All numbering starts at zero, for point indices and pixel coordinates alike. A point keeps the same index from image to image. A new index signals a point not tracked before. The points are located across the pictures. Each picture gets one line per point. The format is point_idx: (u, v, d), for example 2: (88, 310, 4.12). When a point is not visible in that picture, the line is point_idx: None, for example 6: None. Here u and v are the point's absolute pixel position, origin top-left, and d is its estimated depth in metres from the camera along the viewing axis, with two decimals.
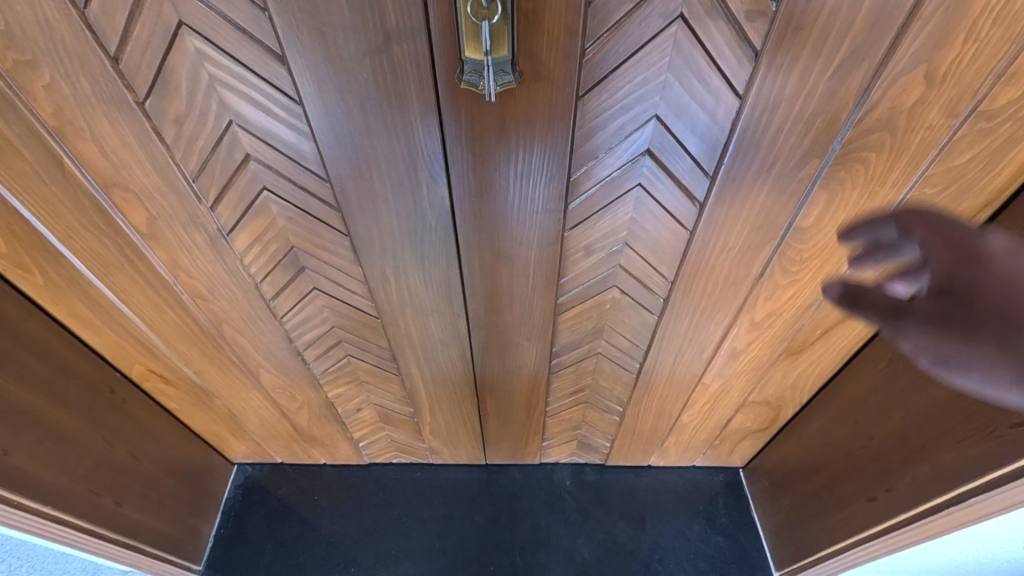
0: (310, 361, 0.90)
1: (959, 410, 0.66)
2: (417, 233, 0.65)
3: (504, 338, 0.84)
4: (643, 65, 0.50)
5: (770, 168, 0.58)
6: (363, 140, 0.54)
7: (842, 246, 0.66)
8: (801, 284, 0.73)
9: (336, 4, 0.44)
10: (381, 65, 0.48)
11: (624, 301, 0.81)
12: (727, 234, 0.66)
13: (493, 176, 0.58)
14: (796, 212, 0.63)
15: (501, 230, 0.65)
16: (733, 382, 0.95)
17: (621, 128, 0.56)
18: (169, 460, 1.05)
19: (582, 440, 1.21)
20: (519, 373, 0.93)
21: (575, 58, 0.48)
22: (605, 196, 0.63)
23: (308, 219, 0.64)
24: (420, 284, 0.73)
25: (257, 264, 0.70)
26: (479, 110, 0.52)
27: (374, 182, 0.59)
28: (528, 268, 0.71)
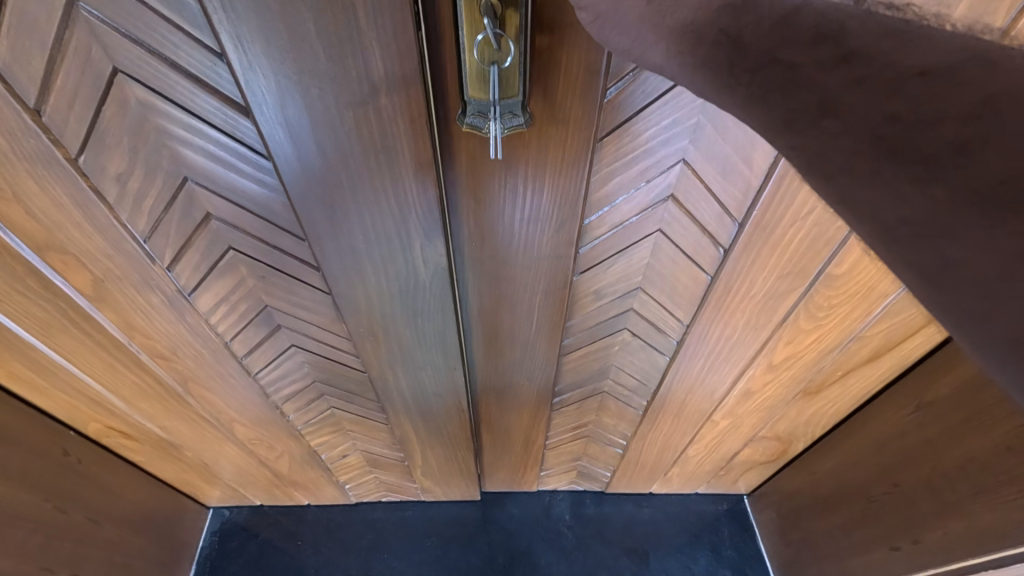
0: (289, 414, 0.82)
1: (1000, 470, 0.62)
2: (409, 291, 0.57)
3: (503, 380, 0.77)
4: (672, 105, 0.44)
5: (807, 215, 0.53)
6: (346, 198, 0.46)
7: (874, 293, 0.61)
8: (826, 330, 0.67)
9: (312, 50, 0.36)
10: (367, 119, 0.40)
11: (633, 343, 0.75)
12: (751, 277, 0.60)
13: (497, 224, 0.51)
14: (830, 258, 0.57)
15: (503, 276, 0.58)
16: (743, 421, 0.89)
17: (642, 170, 0.50)
18: (134, 517, 0.96)
19: (582, 470, 1.15)
20: (517, 414, 0.87)
21: (596, 103, 0.42)
22: (621, 240, 0.57)
23: (282, 279, 0.56)
24: (412, 339, 0.65)
25: (225, 323, 0.62)
26: (483, 155, 0.45)
27: (358, 241, 0.51)
28: (532, 314, 0.64)
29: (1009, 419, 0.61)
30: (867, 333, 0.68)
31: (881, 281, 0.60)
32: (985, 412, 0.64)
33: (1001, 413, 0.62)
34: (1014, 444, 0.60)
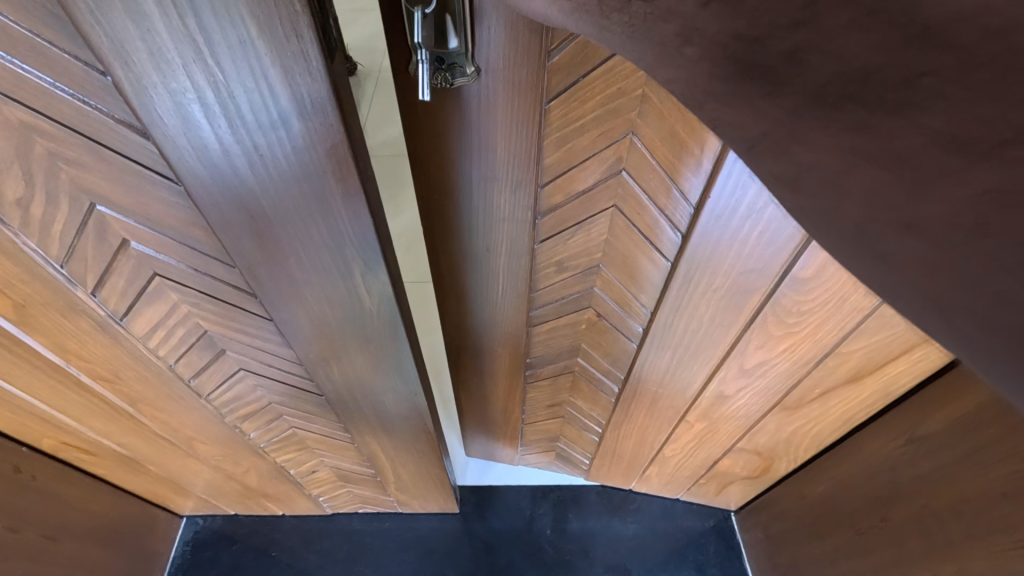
0: (249, 433, 0.78)
1: (993, 516, 0.57)
2: (355, 319, 0.53)
3: (477, 346, 0.83)
4: (617, 72, 0.49)
5: (762, 209, 0.54)
6: (274, 228, 0.42)
7: (845, 304, 0.61)
8: (796, 342, 0.67)
9: (206, 70, 0.31)
10: (284, 144, 0.36)
11: (599, 324, 0.77)
12: (715, 266, 0.61)
13: (464, 176, 0.59)
14: (795, 258, 0.57)
15: (472, 231, 0.65)
16: (718, 428, 0.87)
17: (593, 140, 0.55)
18: (97, 531, 0.93)
19: (561, 452, 1.14)
20: (487, 376, 0.90)
21: (537, 62, 0.48)
22: (580, 212, 0.62)
23: (218, 305, 0.51)
24: (367, 365, 0.61)
25: (165, 348, 0.58)
26: (448, 109, 0.53)
27: (294, 271, 0.47)
28: (499, 277, 0.70)
29: (1003, 463, 0.57)
30: (845, 351, 0.67)
31: (854, 291, 0.60)
32: (978, 452, 0.60)
33: (997, 457, 0.57)
34: (1010, 491, 0.56)
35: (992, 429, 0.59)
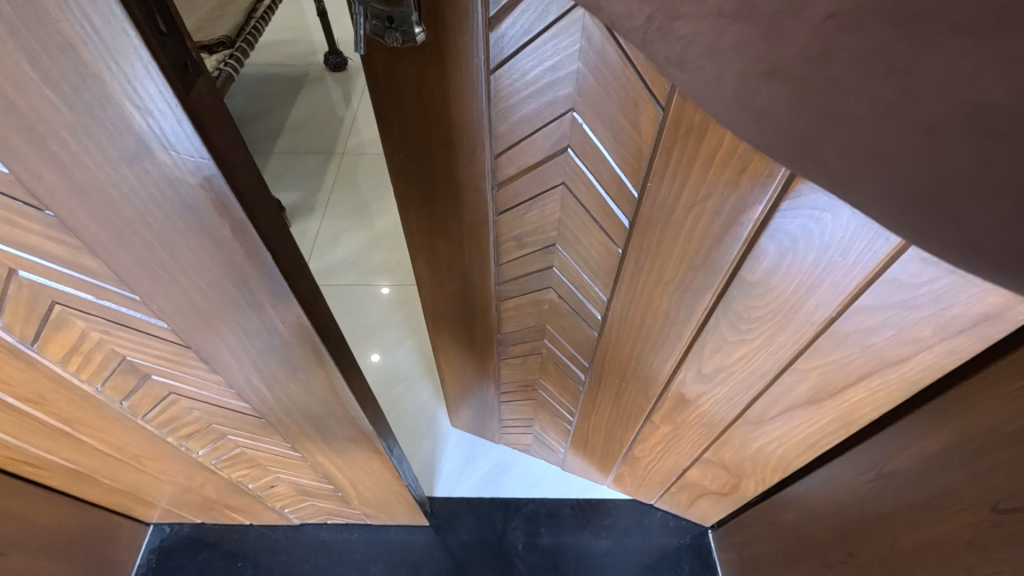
0: (196, 452, 0.76)
1: (958, 566, 0.54)
2: (277, 351, 0.51)
3: (452, 307, 0.98)
4: (552, 46, 0.57)
5: (703, 201, 0.58)
6: (168, 263, 0.39)
7: (796, 316, 0.64)
8: (751, 349, 0.71)
9: (44, 99, 0.28)
10: (150, 176, 0.32)
11: (561, 306, 0.88)
12: (666, 258, 0.67)
13: (429, 140, 0.72)
14: (741, 256, 0.61)
15: (440, 193, 0.78)
16: (683, 434, 0.94)
17: (538, 113, 0.65)
18: (53, 543, 0.91)
19: (538, 436, 1.22)
20: (469, 345, 1.05)
21: (479, 31, 0.58)
22: (530, 182, 0.72)
23: (131, 332, 0.49)
24: (301, 391, 0.59)
25: (85, 373, 0.55)
26: (409, 75, 0.65)
27: (201, 303, 0.44)
28: (464, 239, 0.84)
29: (972, 509, 0.53)
30: (806, 368, 0.70)
31: (803, 303, 0.63)
32: (944, 496, 0.56)
33: (966, 502, 0.53)
34: (975, 540, 0.52)
35: (960, 472, 0.54)
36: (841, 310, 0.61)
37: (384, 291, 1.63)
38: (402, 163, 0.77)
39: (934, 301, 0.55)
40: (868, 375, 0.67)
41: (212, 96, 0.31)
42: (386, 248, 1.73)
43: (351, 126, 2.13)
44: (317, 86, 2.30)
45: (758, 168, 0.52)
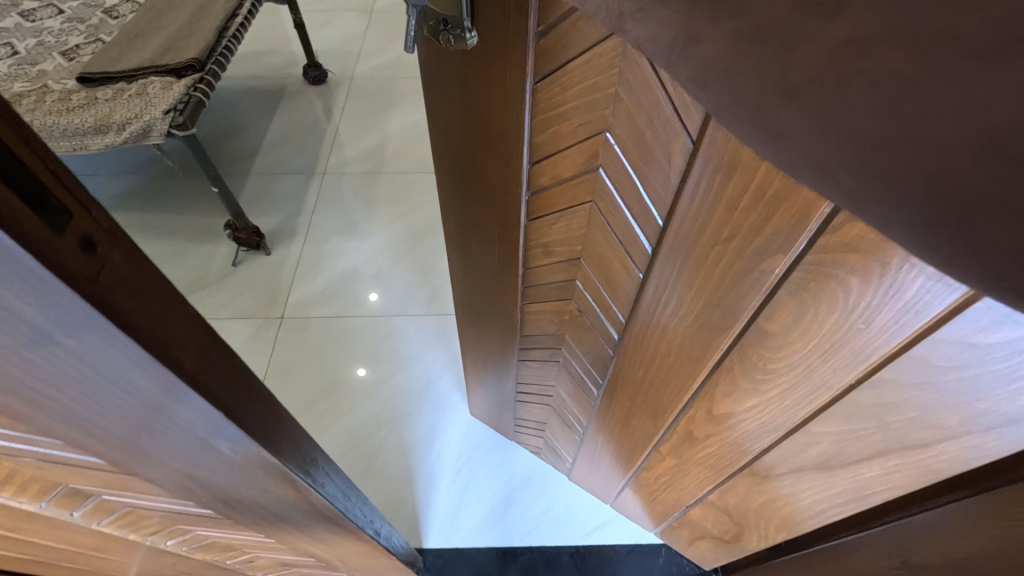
0: (164, 544, 0.69)
1: None
2: (239, 476, 0.46)
3: (487, 295, 1.04)
4: (591, 66, 0.58)
5: (728, 240, 0.56)
6: (91, 432, 0.33)
7: (813, 376, 0.60)
8: (762, 399, 0.68)
9: None
10: (46, 357, 0.26)
11: (579, 319, 0.91)
12: (682, 292, 0.66)
13: (468, 141, 0.76)
14: (762, 304, 0.59)
15: (478, 190, 0.83)
16: (688, 471, 0.94)
17: (574, 127, 0.66)
18: None
19: (549, 442, 1.25)
20: (498, 334, 1.10)
21: (528, 44, 0.60)
22: (563, 191, 0.75)
23: (71, 466, 0.42)
24: (265, 504, 0.53)
25: (27, 495, 0.48)
26: (454, 74, 0.69)
27: (138, 457, 0.37)
28: (496, 238, 0.89)
29: None
30: (815, 432, 0.66)
31: (819, 363, 0.58)
32: None
33: None
34: None
35: None
36: (857, 381, 0.56)
37: (372, 298, 1.62)
38: (443, 153, 0.83)
39: (964, 391, 0.48)
40: (879, 453, 0.61)
41: (129, 264, 0.27)
42: (371, 274, 1.67)
43: (334, 141, 2.06)
44: (295, 100, 2.22)
45: (786, 221, 0.49)
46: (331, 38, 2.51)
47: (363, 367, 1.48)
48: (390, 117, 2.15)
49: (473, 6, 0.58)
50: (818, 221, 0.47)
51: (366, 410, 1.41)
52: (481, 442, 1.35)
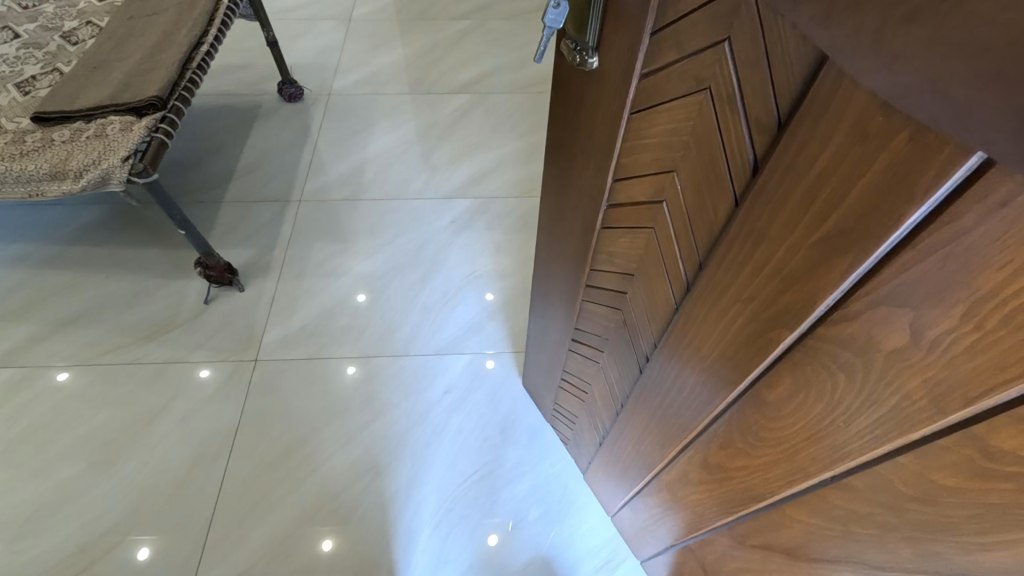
0: None
1: None
2: None
3: (555, 266, 1.02)
4: (671, 113, 0.57)
5: (743, 298, 0.57)
6: None
7: (797, 459, 0.59)
8: (751, 463, 0.68)
9: None
10: None
11: (622, 331, 0.90)
12: (700, 336, 0.66)
13: (574, 136, 0.76)
14: (762, 370, 0.59)
15: (569, 183, 0.84)
16: (679, 511, 0.94)
17: (646, 159, 0.64)
18: None
19: (575, 434, 1.30)
20: (552, 314, 1.13)
21: (632, 79, 0.59)
22: (629, 212, 0.72)
23: None
24: None
25: None
26: (574, 81, 0.71)
27: None
28: (574, 229, 0.88)
29: None
30: (788, 512, 0.65)
31: (805, 452, 0.58)
32: None
33: None
34: None
35: None
36: (828, 477, 0.56)
37: (350, 307, 1.64)
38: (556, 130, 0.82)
39: (922, 524, 0.47)
40: (839, 558, 0.59)
41: None
42: (357, 304, 1.65)
43: (312, 165, 2.01)
44: (271, 118, 2.15)
45: (796, 298, 0.50)
46: (305, 51, 2.44)
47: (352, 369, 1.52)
48: (369, 137, 2.10)
49: (600, 32, 0.60)
50: (824, 307, 0.48)
51: (340, 461, 1.38)
52: (463, 493, 1.35)
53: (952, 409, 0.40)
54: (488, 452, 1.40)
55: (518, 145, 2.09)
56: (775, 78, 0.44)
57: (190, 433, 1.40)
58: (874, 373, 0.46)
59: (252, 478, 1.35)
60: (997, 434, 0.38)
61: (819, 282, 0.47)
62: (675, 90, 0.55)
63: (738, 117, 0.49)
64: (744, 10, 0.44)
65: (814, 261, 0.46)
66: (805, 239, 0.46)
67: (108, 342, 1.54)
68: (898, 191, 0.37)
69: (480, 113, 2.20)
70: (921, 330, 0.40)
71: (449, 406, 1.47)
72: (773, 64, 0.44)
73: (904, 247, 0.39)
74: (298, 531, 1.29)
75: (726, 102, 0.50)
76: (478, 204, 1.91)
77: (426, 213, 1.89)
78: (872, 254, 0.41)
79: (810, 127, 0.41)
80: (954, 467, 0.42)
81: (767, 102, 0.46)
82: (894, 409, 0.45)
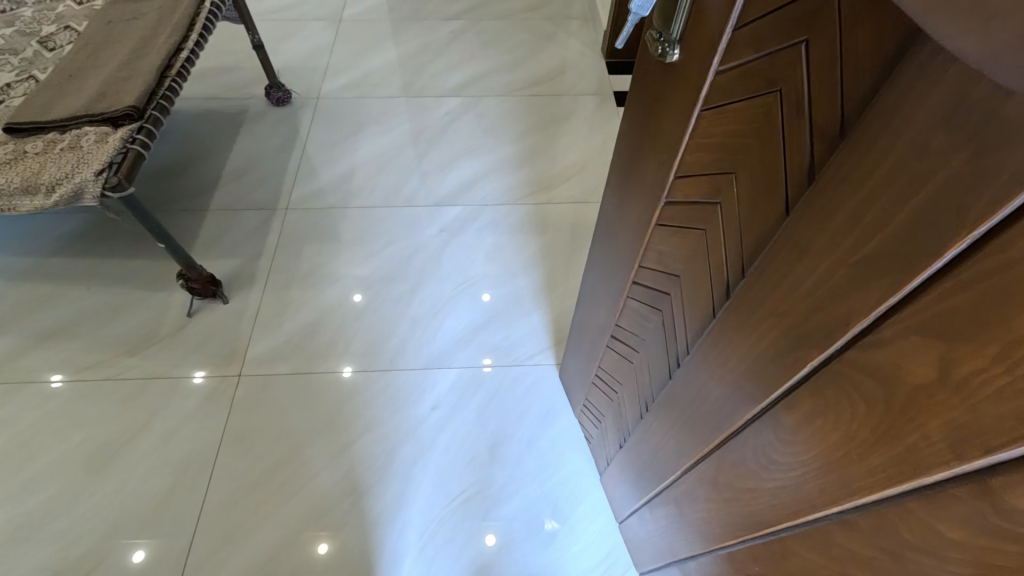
0: None
1: None
2: None
3: (607, 258, 1.02)
4: (740, 112, 0.57)
5: (779, 312, 0.55)
6: None
7: (801, 491, 0.56)
8: (756, 489, 0.65)
9: None
10: None
11: (656, 333, 0.88)
12: (732, 346, 0.64)
13: (645, 128, 0.77)
14: (785, 392, 0.57)
15: (634, 176, 0.83)
16: (683, 528, 0.91)
17: (707, 158, 0.64)
18: None
19: (600, 435, 1.29)
20: (595, 305, 1.13)
21: (707, 75, 0.59)
22: (686, 211, 0.72)
23: None
24: None
25: None
26: (652, 71, 0.71)
27: None
28: (631, 221, 0.87)
29: None
30: (785, 547, 0.62)
31: (812, 485, 0.55)
32: None
33: None
34: None
35: None
36: (833, 513, 0.52)
37: (348, 306, 1.64)
38: (630, 122, 0.82)
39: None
40: None
41: None
42: (349, 313, 1.62)
43: (299, 172, 1.96)
44: (260, 123, 2.11)
45: (828, 318, 0.48)
46: (294, 53, 2.39)
47: (349, 367, 1.52)
48: (358, 141, 2.06)
49: (685, 26, 0.61)
50: (856, 329, 0.46)
51: (322, 483, 1.35)
52: (449, 515, 1.32)
53: (969, 456, 0.37)
54: (474, 472, 1.37)
55: (511, 149, 2.05)
56: (845, 86, 0.44)
57: (170, 452, 1.37)
58: (896, 408, 0.43)
59: (233, 497, 1.32)
60: (1014, 492, 0.34)
61: (855, 302, 0.45)
62: (746, 91, 0.55)
63: (802, 121, 0.49)
64: (827, 10, 0.44)
65: (855, 279, 0.44)
66: (847, 254, 0.45)
67: (90, 356, 1.51)
68: (946, 213, 0.36)
69: (472, 117, 2.16)
70: (950, 366, 0.38)
71: (436, 424, 1.44)
72: (846, 70, 0.44)
73: (945, 272, 0.37)
74: (297, 534, 1.28)
75: (795, 107, 0.50)
76: (469, 212, 1.87)
77: (415, 221, 1.85)
78: (911, 279, 0.39)
79: (872, 137, 0.41)
80: (960, 521, 0.38)
81: (833, 107, 0.46)
82: (907, 448, 0.42)
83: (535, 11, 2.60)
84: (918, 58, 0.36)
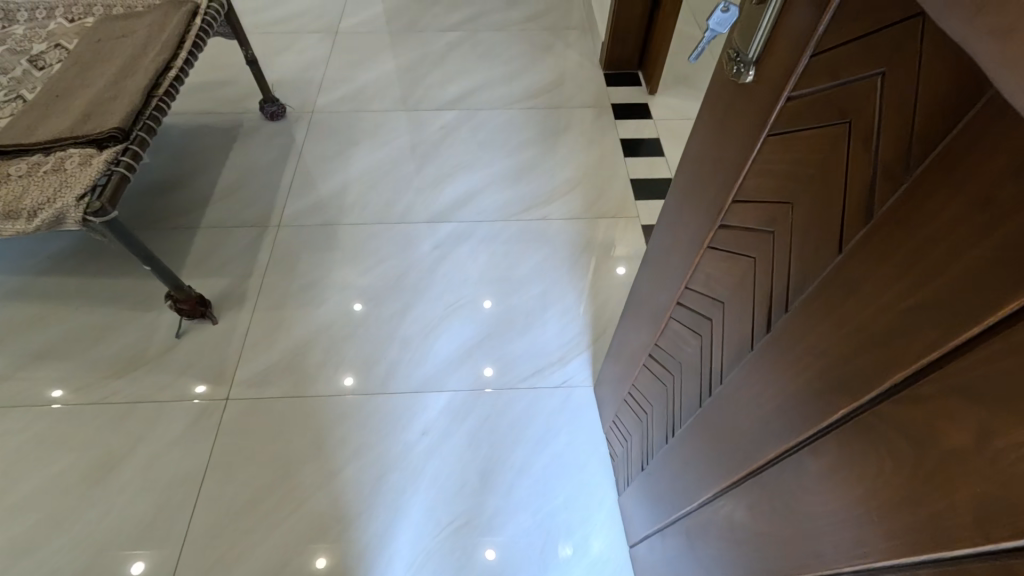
0: None
1: None
2: None
3: (655, 274, 0.98)
4: (807, 140, 0.54)
5: (817, 355, 0.51)
6: None
7: (814, 545, 0.54)
8: (767, 533, 0.63)
9: None
10: None
11: (692, 359, 0.85)
12: (762, 385, 0.61)
13: (708, 146, 0.73)
14: (809, 439, 0.54)
15: (690, 194, 0.80)
16: (690, 563, 0.88)
17: (767, 184, 0.61)
18: None
19: (626, 457, 1.25)
20: (637, 321, 1.09)
21: (780, 100, 0.55)
22: (739, 236, 0.68)
23: None
24: None
25: None
26: (721, 89, 0.68)
27: None
28: (684, 240, 0.84)
29: None
30: None
31: (825, 540, 0.52)
32: None
33: None
34: None
35: None
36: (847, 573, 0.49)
37: (349, 314, 1.63)
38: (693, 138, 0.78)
39: None
40: None
41: None
42: (342, 332, 1.60)
43: (291, 189, 1.94)
44: (255, 138, 2.09)
45: (866, 367, 0.46)
46: (291, 66, 2.37)
47: (350, 377, 1.51)
48: (352, 156, 2.04)
49: (766, 45, 0.56)
50: (896, 381, 0.43)
51: (311, 509, 1.31)
52: (438, 546, 1.28)
53: (997, 536, 0.35)
54: (466, 500, 1.34)
55: (506, 163, 2.02)
56: (917, 125, 0.41)
57: (158, 477, 1.35)
58: (924, 472, 0.41)
59: (220, 523, 1.29)
60: None
61: (898, 353, 0.42)
62: (815, 119, 0.52)
63: (869, 156, 0.46)
64: (909, 42, 0.41)
65: (902, 329, 0.42)
66: (898, 301, 0.42)
67: (83, 377, 1.49)
68: (1007, 271, 0.33)
69: (467, 130, 2.13)
70: (988, 435, 0.35)
71: (425, 451, 1.40)
72: (921, 108, 0.40)
73: (997, 334, 0.34)
74: (289, 558, 1.25)
75: (864, 140, 0.47)
76: (463, 228, 1.84)
77: (410, 237, 1.82)
78: (961, 335, 0.37)
79: (940, 182, 0.38)
80: None
81: (901, 146, 0.43)
82: (935, 516, 0.40)
83: (534, 21, 2.58)
84: (994, 102, 0.34)
